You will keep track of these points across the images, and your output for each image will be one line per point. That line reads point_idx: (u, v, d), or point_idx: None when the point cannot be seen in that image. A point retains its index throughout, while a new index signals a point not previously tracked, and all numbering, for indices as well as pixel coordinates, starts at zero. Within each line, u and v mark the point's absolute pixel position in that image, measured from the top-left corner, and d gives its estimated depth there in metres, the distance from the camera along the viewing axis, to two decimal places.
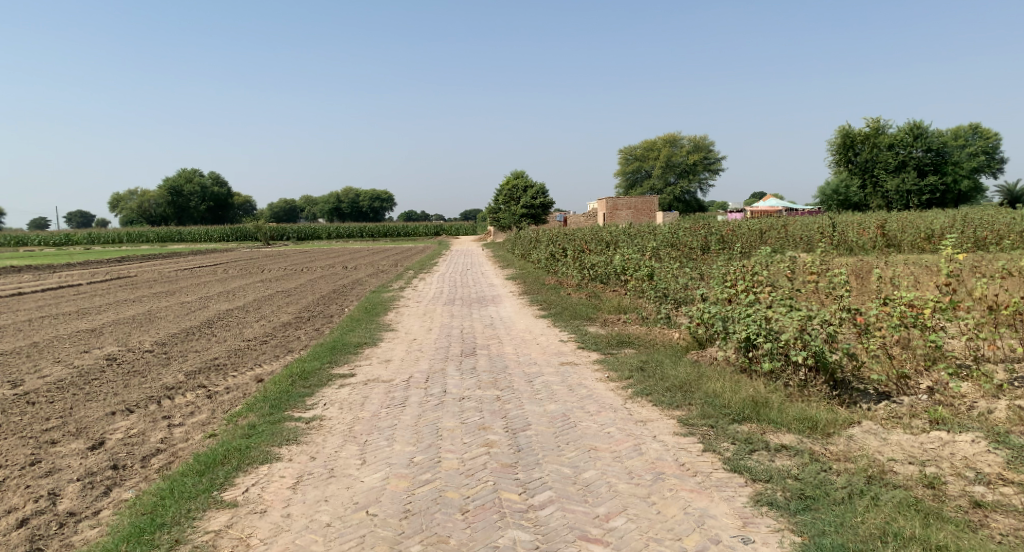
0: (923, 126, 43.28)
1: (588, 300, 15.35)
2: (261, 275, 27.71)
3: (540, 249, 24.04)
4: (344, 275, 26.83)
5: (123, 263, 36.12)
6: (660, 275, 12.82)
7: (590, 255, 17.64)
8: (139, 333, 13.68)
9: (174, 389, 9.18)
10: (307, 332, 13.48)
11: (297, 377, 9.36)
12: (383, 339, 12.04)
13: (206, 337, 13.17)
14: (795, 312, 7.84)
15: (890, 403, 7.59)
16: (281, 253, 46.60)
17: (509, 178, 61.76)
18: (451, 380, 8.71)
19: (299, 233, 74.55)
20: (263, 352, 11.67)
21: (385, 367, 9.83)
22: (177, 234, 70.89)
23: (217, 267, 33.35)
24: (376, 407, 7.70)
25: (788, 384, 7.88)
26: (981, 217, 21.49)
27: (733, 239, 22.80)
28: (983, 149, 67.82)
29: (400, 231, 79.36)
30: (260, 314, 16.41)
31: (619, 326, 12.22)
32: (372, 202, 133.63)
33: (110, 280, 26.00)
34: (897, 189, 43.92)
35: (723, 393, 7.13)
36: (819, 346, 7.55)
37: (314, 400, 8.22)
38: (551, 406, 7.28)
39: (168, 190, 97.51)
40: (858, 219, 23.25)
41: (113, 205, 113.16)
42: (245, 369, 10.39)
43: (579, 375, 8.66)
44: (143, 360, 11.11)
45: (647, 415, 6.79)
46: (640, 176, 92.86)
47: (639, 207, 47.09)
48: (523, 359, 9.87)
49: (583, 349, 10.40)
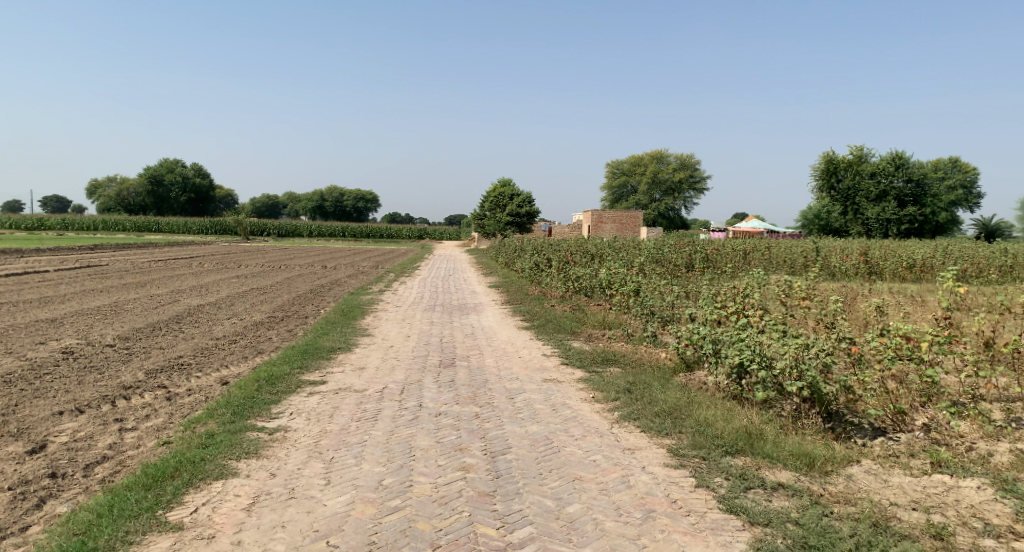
0: (905, 156, 43.71)
1: (572, 313, 14.96)
2: (238, 271, 27.05)
3: (525, 258, 23.66)
4: (323, 275, 26.23)
5: (95, 251, 35.15)
6: (648, 291, 12.45)
7: (576, 268, 17.28)
8: (103, 326, 13.06)
9: (132, 389, 8.64)
10: (279, 333, 12.94)
11: (264, 381, 8.85)
12: (359, 345, 11.54)
13: (172, 334, 12.59)
14: (791, 339, 7.46)
15: (886, 438, 7.21)
16: (259, 249, 45.86)
17: (494, 186, 61.27)
18: (428, 393, 8.24)
19: (280, 230, 73.64)
20: (231, 352, 11.13)
21: (358, 375, 9.33)
22: (155, 225, 69.70)
23: (192, 259, 32.60)
24: (346, 420, 7.21)
25: (781, 415, 7.47)
26: (963, 248, 21.50)
27: (717, 259, 22.55)
28: (960, 183, 68.90)
29: (383, 232, 78.68)
30: (231, 311, 15.83)
31: (604, 342, 11.84)
32: (355, 202, 132.67)
33: (79, 268, 25.19)
34: (878, 218, 44.28)
35: (715, 421, 6.72)
36: (815, 376, 7.13)
37: (281, 408, 7.72)
38: (533, 427, 6.84)
39: (149, 178, 96.08)
40: (841, 245, 23.14)
41: (91, 190, 111.51)
42: (209, 370, 9.87)
43: (563, 393, 8.22)
44: (102, 355, 10.54)
45: (635, 442, 6.36)
46: (626, 191, 92.98)
47: (625, 221, 46.90)
48: (504, 373, 9.43)
49: (566, 366, 9.98)
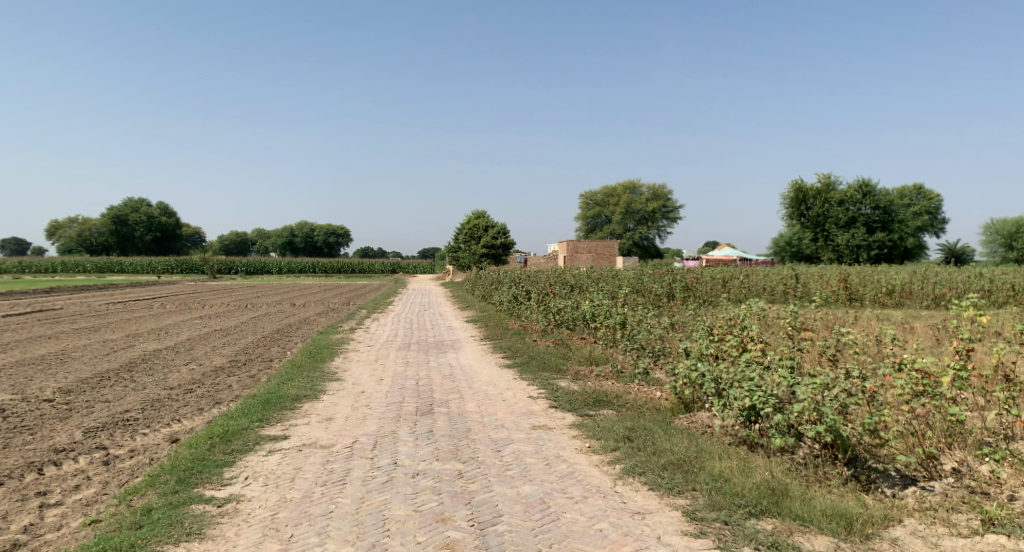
0: (870, 184, 43.92)
1: (555, 348, 14.12)
2: (201, 312, 25.78)
3: (501, 291, 22.84)
4: (291, 313, 25.07)
5: (51, 294, 33.65)
6: (637, 324, 11.66)
7: (556, 300, 16.48)
8: (45, 377, 11.95)
9: (65, 452, 7.66)
10: (240, 380, 11.90)
11: (218, 439, 7.86)
12: (327, 392, 10.56)
13: (122, 383, 11.51)
14: (805, 379, 6.70)
15: (920, 484, 6.41)
16: (226, 287, 44.47)
17: (468, 218, 60.45)
18: (403, 448, 7.33)
19: (249, 267, 72.03)
20: (185, 404, 10.11)
21: (325, 428, 8.36)
22: (119, 265, 67.70)
23: (155, 300, 31.28)
24: (310, 483, 6.31)
25: (800, 463, 6.65)
26: (940, 272, 21.17)
27: (697, 288, 21.78)
28: (927, 209, 69.54)
29: (356, 267, 77.27)
30: (190, 356, 14.71)
31: (593, 380, 11.00)
32: (326, 238, 131.13)
33: (31, 313, 23.84)
34: (847, 244, 44.34)
35: (731, 475, 5.91)
36: (836, 419, 6.35)
37: (235, 471, 6.78)
38: (526, 487, 5.99)
39: (113, 219, 94.04)
40: (819, 271, 22.68)
41: (52, 232, 108.91)
42: (159, 426, 8.85)
43: (556, 444, 7.35)
44: (37, 413, 9.47)
45: (645, 505, 5.53)
46: (600, 222, 92.98)
47: (600, 251, 46.44)
48: (488, 420, 8.52)
49: (555, 409, 9.10)
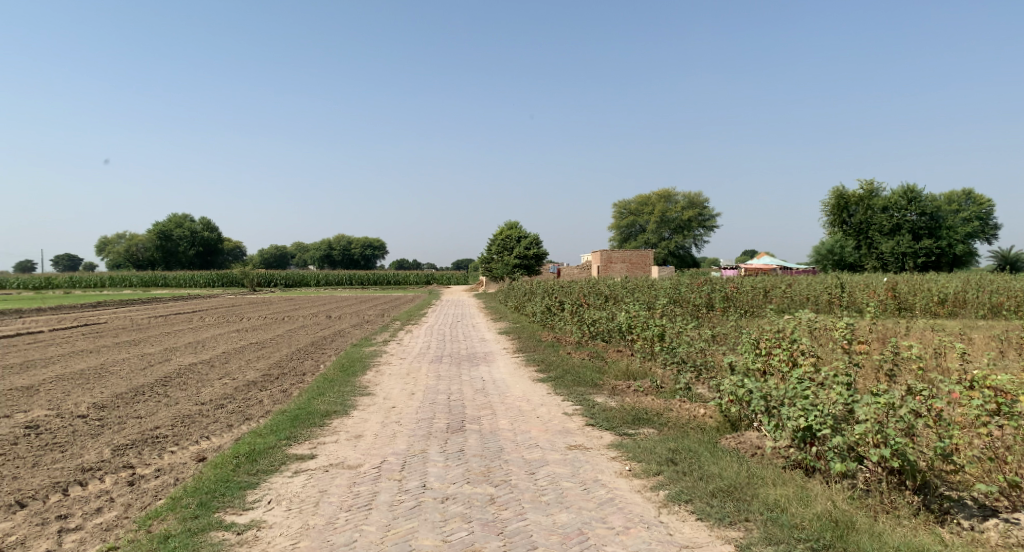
0: (917, 189, 42.51)
1: (591, 361, 13.63)
2: (238, 324, 25.78)
3: (535, 302, 22.41)
4: (326, 326, 24.97)
5: (96, 308, 34.22)
6: (677, 337, 11.13)
7: (590, 311, 16.00)
8: (80, 392, 11.87)
9: (91, 472, 7.46)
10: (272, 395, 11.67)
11: (244, 458, 7.59)
12: (358, 407, 10.26)
13: (154, 399, 11.36)
14: (866, 398, 6.19)
15: (1001, 516, 5.87)
16: (264, 300, 44.75)
17: (501, 229, 60.18)
18: (433, 468, 6.98)
19: (287, 280, 72.78)
20: (215, 420, 9.90)
21: (353, 446, 8.04)
22: (162, 279, 69.01)
23: (195, 313, 31.55)
24: (334, 507, 6.00)
25: (864, 491, 6.14)
26: (996, 279, 20.16)
27: (737, 298, 21.06)
28: (978, 216, 67.09)
29: (391, 278, 77.46)
30: (224, 370, 14.59)
31: (632, 396, 10.51)
32: (363, 250, 132.24)
33: (75, 327, 24.16)
34: (892, 251, 42.92)
35: (788, 504, 5.45)
36: (903, 444, 5.83)
37: (258, 493, 6.50)
38: (563, 515, 5.62)
39: (158, 234, 96.19)
40: (865, 280, 21.79)
41: (100, 248, 111.91)
42: (187, 443, 8.63)
43: (594, 466, 6.91)
44: (68, 429, 9.34)
45: (693, 539, 5.15)
46: (635, 231, 91.99)
47: (635, 260, 45.77)
48: (521, 439, 8.10)
49: (592, 428, 8.65)
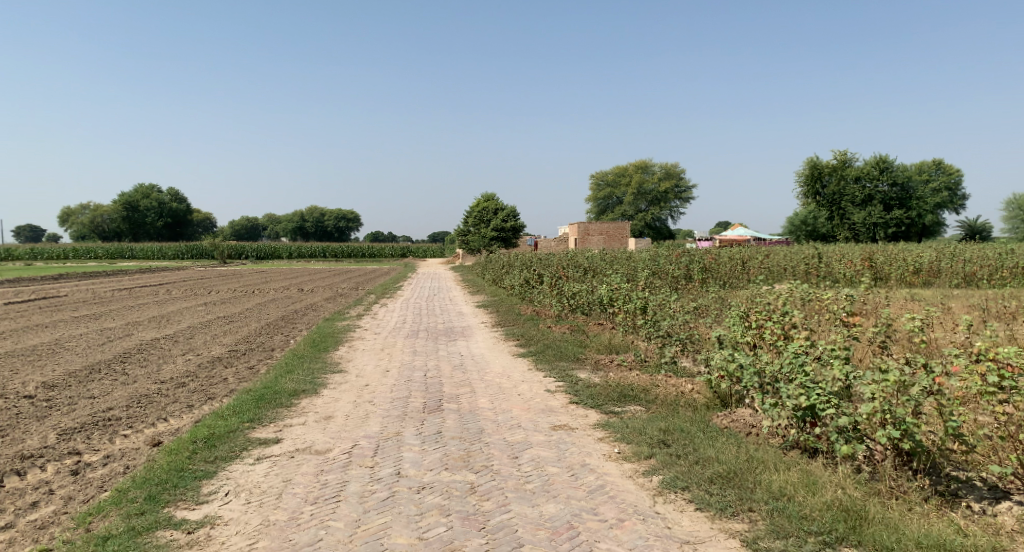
0: (888, 159, 42.52)
1: (571, 335, 13.13)
2: (206, 298, 24.88)
3: (513, 274, 21.86)
4: (297, 300, 24.18)
5: (59, 281, 32.99)
6: (661, 310, 10.64)
7: (569, 284, 15.49)
8: (31, 371, 11.12)
9: (31, 460, 6.81)
10: (237, 373, 11.02)
11: (202, 443, 6.99)
12: (328, 386, 9.67)
13: (109, 377, 10.66)
14: (870, 374, 5.78)
15: (1013, 498, 5.52)
16: (233, 274, 43.71)
17: (478, 201, 59.43)
18: (408, 453, 6.46)
19: (258, 252, 71.42)
20: (174, 400, 9.25)
21: (322, 429, 7.48)
22: (130, 251, 67.32)
23: (162, 286, 30.54)
24: (298, 498, 5.48)
25: (870, 473, 5.75)
26: (971, 249, 20.01)
27: (716, 268, 20.67)
28: (946, 186, 67.54)
29: (365, 251, 76.50)
30: (188, 346, 13.86)
31: (615, 371, 10.04)
32: (337, 222, 130.50)
33: (33, 301, 23.10)
34: (864, 222, 42.91)
35: (795, 491, 5.06)
36: (911, 422, 5.46)
37: (215, 483, 5.93)
38: (551, 505, 5.17)
39: (124, 205, 93.69)
40: (841, 250, 21.47)
41: (65, 218, 108.99)
42: (140, 427, 7.99)
43: (581, 449, 6.44)
44: (12, 412, 8.64)
45: (693, 533, 4.75)
46: (610, 203, 91.65)
47: (612, 232, 45.37)
48: (502, 419, 7.61)
49: (576, 406, 8.18)
